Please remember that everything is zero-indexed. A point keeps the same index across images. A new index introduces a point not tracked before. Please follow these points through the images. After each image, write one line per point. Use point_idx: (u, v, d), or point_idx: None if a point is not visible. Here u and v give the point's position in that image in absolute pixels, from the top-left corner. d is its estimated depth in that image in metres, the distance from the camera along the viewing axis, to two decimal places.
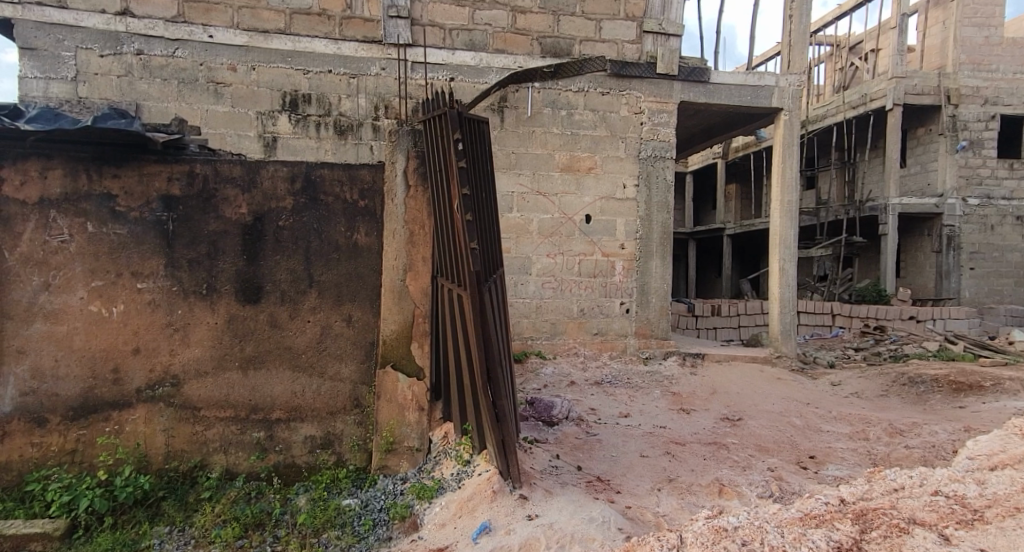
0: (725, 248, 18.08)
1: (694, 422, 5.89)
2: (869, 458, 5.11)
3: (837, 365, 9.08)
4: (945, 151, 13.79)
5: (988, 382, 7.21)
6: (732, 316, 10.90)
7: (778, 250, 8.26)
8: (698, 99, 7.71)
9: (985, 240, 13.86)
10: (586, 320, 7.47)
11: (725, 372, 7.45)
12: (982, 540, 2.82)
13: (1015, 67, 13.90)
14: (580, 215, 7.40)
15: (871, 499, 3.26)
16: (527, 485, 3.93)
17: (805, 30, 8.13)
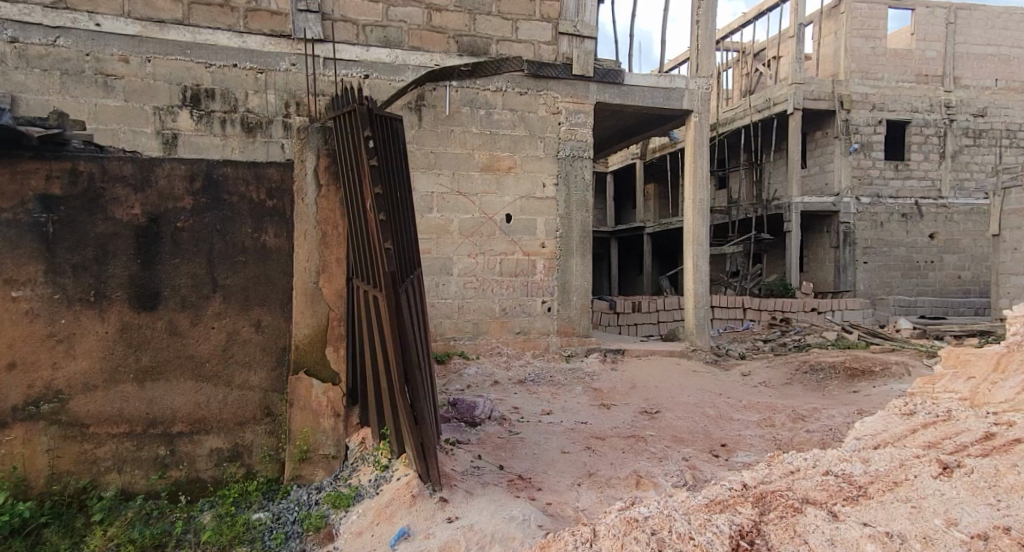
0: (645, 247, 18.59)
1: (614, 416, 5.98)
2: (777, 444, 5.31)
3: (748, 356, 9.42)
4: (840, 153, 14.63)
5: (878, 367, 7.69)
6: (652, 312, 11.18)
7: (692, 248, 8.49)
8: (614, 100, 7.87)
9: (876, 236, 14.74)
10: (508, 319, 7.46)
11: (643, 366, 7.60)
12: (865, 514, 2.80)
13: (897, 76, 14.91)
14: (500, 214, 7.38)
15: (769, 483, 3.22)
16: (447, 487, 3.87)
17: (711, 35, 8.40)
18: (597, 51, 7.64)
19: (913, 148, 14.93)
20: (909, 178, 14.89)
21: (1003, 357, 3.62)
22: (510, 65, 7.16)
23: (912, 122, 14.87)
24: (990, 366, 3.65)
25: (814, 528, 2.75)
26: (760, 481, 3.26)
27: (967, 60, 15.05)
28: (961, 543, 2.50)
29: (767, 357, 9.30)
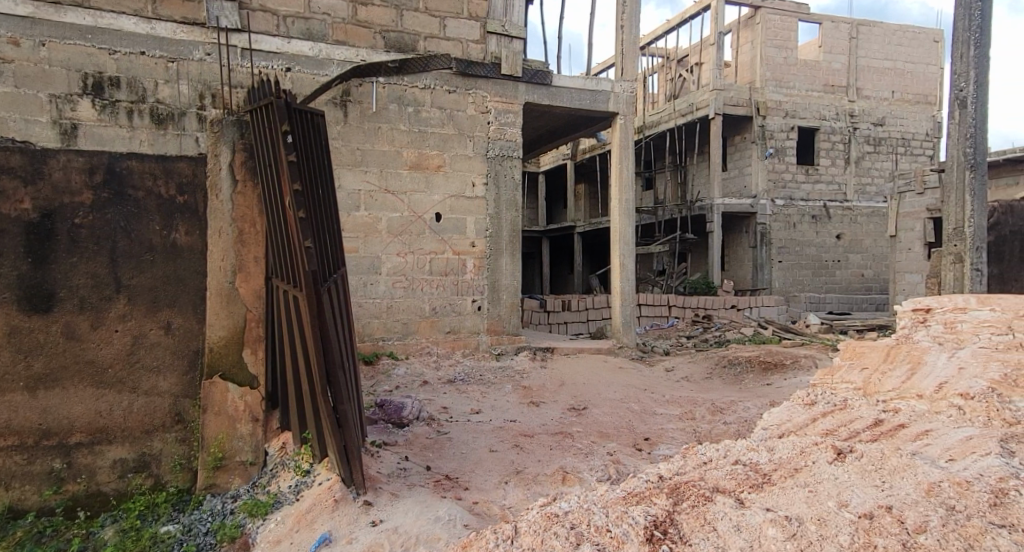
0: (576, 247, 18.86)
1: (542, 414, 6.04)
2: (697, 436, 5.47)
3: (672, 352, 9.69)
4: (756, 157, 15.22)
5: (789, 360, 8.08)
6: (581, 310, 11.34)
7: (618, 247, 8.66)
8: (542, 100, 7.98)
9: (789, 237, 15.42)
10: (437, 319, 7.39)
11: (571, 364, 7.70)
12: (771, 499, 2.67)
13: (807, 85, 15.59)
14: (429, 213, 7.31)
15: (684, 473, 3.07)
16: (371, 491, 3.80)
17: (635, 40, 8.59)
18: (524, 52, 7.75)
19: (822, 154, 15.73)
20: (818, 181, 15.66)
21: (893, 349, 3.84)
22: (438, 63, 6.81)
23: (821, 130, 15.67)
24: (882, 357, 3.83)
25: (721, 517, 2.57)
26: (675, 474, 3.09)
27: (868, 73, 15.92)
28: (851, 525, 2.36)
29: (690, 353, 9.59)
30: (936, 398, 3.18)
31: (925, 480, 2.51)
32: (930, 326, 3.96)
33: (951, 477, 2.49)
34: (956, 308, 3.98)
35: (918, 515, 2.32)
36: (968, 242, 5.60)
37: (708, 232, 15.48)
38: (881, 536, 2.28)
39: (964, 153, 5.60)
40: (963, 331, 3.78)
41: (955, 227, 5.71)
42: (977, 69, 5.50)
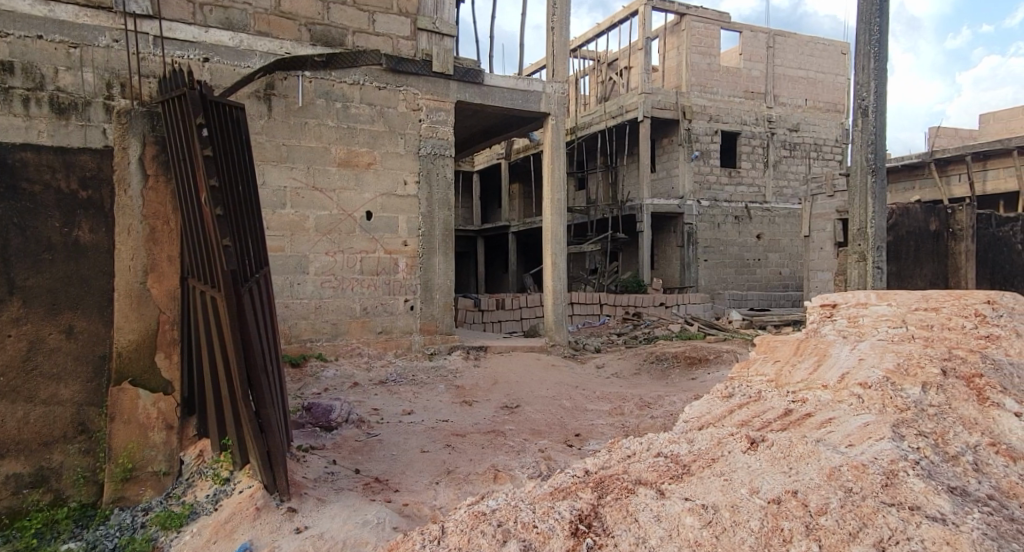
0: (510, 246, 18.94)
1: (475, 413, 6.03)
2: (626, 430, 5.59)
3: (602, 349, 9.86)
4: (683, 159, 15.63)
5: (712, 355, 8.36)
6: (515, 309, 11.40)
7: (550, 246, 8.72)
8: (474, 99, 7.98)
9: (714, 237, 15.93)
10: (369, 319, 7.26)
11: (505, 362, 7.72)
12: (693, 489, 2.71)
13: (729, 91, 16.12)
14: (360, 212, 7.20)
15: (608, 468, 3.03)
16: (296, 497, 3.68)
17: (566, 42, 8.70)
18: (455, 50, 7.74)
19: (744, 157, 16.31)
20: (740, 183, 16.23)
21: (802, 343, 4.02)
22: (368, 58, 7.04)
23: (742, 134, 16.25)
24: (792, 351, 4.00)
25: (642, 509, 2.59)
26: (600, 467, 3.04)
27: (784, 81, 16.60)
28: (761, 510, 2.44)
29: (620, 350, 9.78)
30: (838, 388, 3.32)
31: (828, 465, 2.63)
32: (835, 321, 4.18)
33: (850, 462, 2.62)
34: (859, 304, 4.22)
35: (820, 498, 2.44)
36: (871, 241, 5.94)
37: (638, 232, 15.81)
38: (787, 519, 2.38)
39: (866, 158, 5.92)
40: (865, 326, 4.00)
41: (859, 227, 6.02)
42: (877, 81, 5.83)
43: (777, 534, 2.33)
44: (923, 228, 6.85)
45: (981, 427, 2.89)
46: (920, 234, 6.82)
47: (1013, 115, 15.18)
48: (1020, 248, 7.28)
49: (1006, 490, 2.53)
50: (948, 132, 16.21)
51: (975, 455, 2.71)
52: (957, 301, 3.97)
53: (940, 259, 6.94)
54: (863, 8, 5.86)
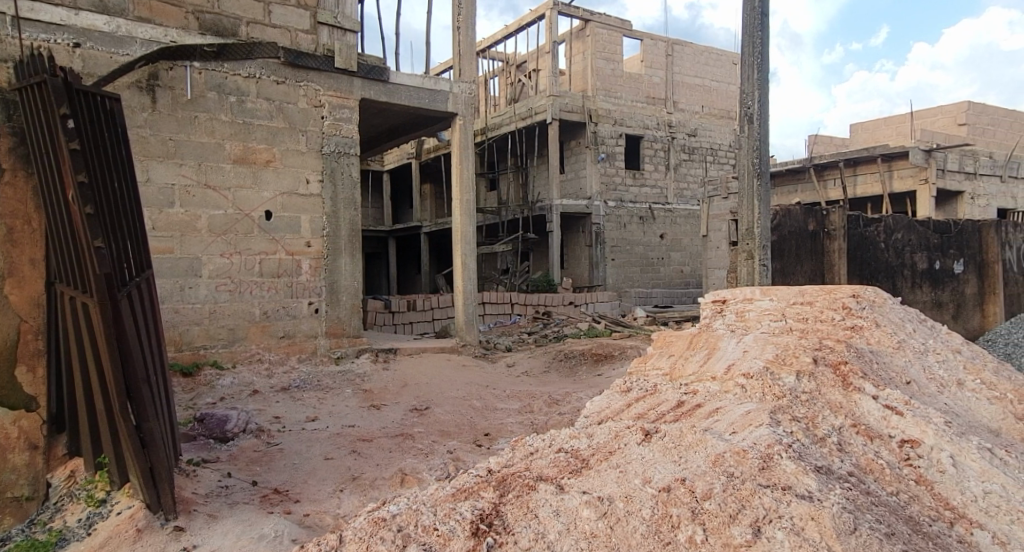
0: (422, 246, 18.77)
1: (383, 417, 5.91)
2: (535, 428, 5.63)
3: (513, 348, 9.92)
4: (590, 161, 15.96)
5: (618, 352, 8.58)
6: (426, 310, 11.26)
7: (460, 247, 8.67)
8: (380, 96, 7.86)
9: (620, 237, 16.35)
10: (269, 323, 6.97)
11: (415, 363, 7.60)
12: (594, 482, 2.72)
13: (633, 96, 16.60)
14: (258, 211, 6.92)
15: (511, 465, 2.97)
16: (185, 515, 3.47)
17: (472, 42, 8.68)
18: (358, 45, 7.59)
19: (647, 160, 16.82)
20: (644, 185, 16.71)
21: (696, 337, 4.17)
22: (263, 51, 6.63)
23: (645, 138, 16.74)
24: (687, 344, 4.15)
25: (542, 505, 2.56)
26: (504, 465, 2.98)
27: (681, 88, 17.27)
28: (652, 499, 2.50)
29: (530, 349, 9.86)
30: (726, 378, 3.47)
31: (713, 452, 2.73)
32: (725, 316, 4.37)
33: (732, 448, 2.73)
34: (746, 300, 4.44)
35: (705, 483, 2.53)
36: (757, 240, 6.25)
37: (548, 232, 16.01)
38: (676, 506, 2.45)
39: (752, 162, 6.22)
40: (752, 320, 4.20)
41: (747, 228, 6.33)
42: (761, 90, 6.15)
43: (666, 521, 2.40)
44: (803, 229, 7.27)
45: (845, 410, 3.09)
46: (800, 234, 7.24)
47: (878, 125, 16.42)
48: (884, 247, 7.85)
49: (866, 467, 2.73)
50: (825, 139, 17.33)
51: (840, 436, 2.89)
52: (829, 296, 4.25)
53: (817, 257, 7.38)
54: (747, 21, 6.19)
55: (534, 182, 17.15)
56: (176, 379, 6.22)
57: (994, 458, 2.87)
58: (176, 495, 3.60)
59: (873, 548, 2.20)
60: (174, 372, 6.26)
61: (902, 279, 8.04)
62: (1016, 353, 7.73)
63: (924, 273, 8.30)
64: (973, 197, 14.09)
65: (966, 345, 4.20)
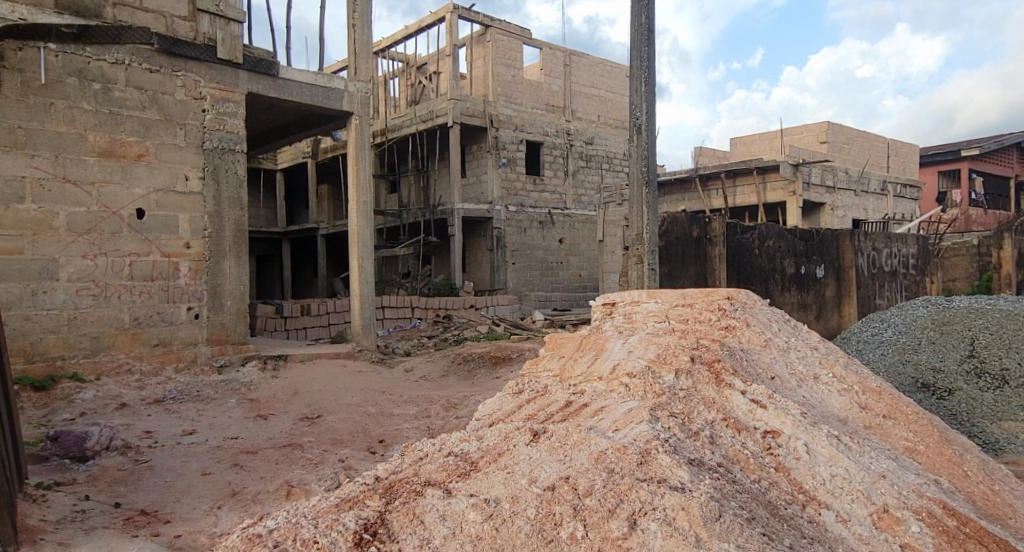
0: (319, 248, 18.33)
1: (270, 427, 5.74)
2: (429, 433, 5.63)
3: (413, 353, 9.86)
4: (492, 166, 16.10)
5: (516, 354, 8.73)
6: (321, 315, 10.98)
7: (357, 250, 8.52)
8: (268, 92, 7.68)
9: (521, 241, 16.58)
10: (141, 330, 6.60)
11: (307, 370, 7.40)
12: (480, 484, 2.76)
13: (532, 103, 16.88)
14: (129, 209, 6.56)
15: (400, 472, 2.97)
16: (27, 542, 3.25)
17: (368, 41, 8.59)
18: (243, 36, 7.38)
19: (546, 166, 17.15)
20: (544, 191, 17.02)
21: (585, 339, 4.31)
22: (131, 34, 6.55)
23: (544, 145, 17.07)
24: (575, 347, 4.29)
25: (429, 509, 2.59)
26: (391, 472, 2.98)
27: (578, 98, 17.75)
28: (538, 498, 2.58)
29: (429, 353, 9.83)
30: (611, 378, 3.61)
31: (596, 449, 2.85)
32: (613, 317, 4.56)
33: (613, 444, 2.85)
34: (633, 302, 4.66)
35: (587, 481, 2.64)
36: (646, 246, 6.54)
37: (449, 236, 15.98)
38: (559, 504, 2.54)
39: (641, 171, 6.49)
40: (638, 321, 4.41)
41: (637, 234, 6.60)
42: (648, 102, 6.45)
43: (550, 518, 2.49)
44: (687, 235, 7.67)
45: (717, 405, 3.31)
46: (684, 240, 7.62)
47: (754, 140, 17.49)
48: (758, 253, 8.39)
49: (733, 457, 2.94)
50: (710, 152, 18.28)
51: (712, 429, 3.09)
52: (707, 298, 4.51)
53: (700, 262, 7.80)
54: (635, 37, 6.47)
55: (435, 185, 17.11)
56: (26, 395, 5.76)
57: (842, 444, 3.16)
58: (19, 524, 3.37)
59: (735, 533, 2.37)
60: (23, 387, 5.79)
61: (773, 282, 8.62)
62: (867, 349, 8.47)
63: (792, 277, 8.93)
64: (833, 208, 15.44)
65: (822, 342, 4.58)
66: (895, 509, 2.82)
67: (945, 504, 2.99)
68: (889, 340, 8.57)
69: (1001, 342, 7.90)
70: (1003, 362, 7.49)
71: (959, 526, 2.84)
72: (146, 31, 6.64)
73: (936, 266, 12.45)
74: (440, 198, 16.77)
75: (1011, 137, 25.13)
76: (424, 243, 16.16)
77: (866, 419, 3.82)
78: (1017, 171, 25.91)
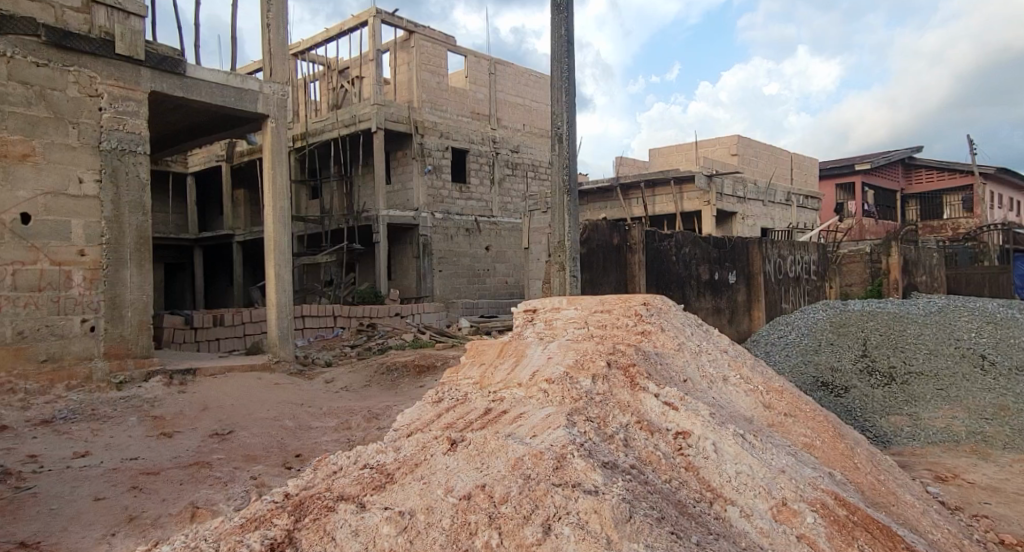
0: (236, 256, 17.72)
1: (176, 445, 5.47)
2: (348, 445, 5.51)
3: (333, 363, 9.65)
4: (417, 173, 15.97)
5: (439, 363, 8.68)
6: (236, 325, 10.59)
7: (273, 257, 8.27)
8: (174, 91, 7.41)
9: (447, 248, 16.51)
10: (28, 345, 6.18)
11: (220, 383, 7.12)
12: (395, 497, 2.71)
13: (458, 110, 16.86)
14: (12, 214, 6.17)
15: (312, 487, 2.89)
16: None
17: (283, 42, 8.39)
18: (144, 32, 7.08)
19: (472, 173, 17.16)
20: (470, 198, 17.02)
21: (505, 346, 4.33)
22: (15, 24, 6.17)
23: (470, 152, 17.08)
24: (496, 353, 4.29)
25: (341, 525, 2.53)
26: (302, 489, 2.90)
27: (503, 106, 17.87)
28: (452, 508, 2.57)
29: (351, 363, 9.65)
30: (530, 385, 3.63)
31: (512, 456, 2.85)
32: (534, 324, 4.61)
33: (530, 450, 2.87)
34: (553, 309, 4.72)
35: (503, 488, 2.64)
36: (568, 254, 6.63)
37: (374, 243, 15.75)
38: (475, 513, 2.53)
39: (562, 179, 6.57)
40: (558, 327, 4.47)
41: (558, 241, 6.68)
42: (568, 112, 6.55)
43: (465, 528, 2.47)
44: (608, 243, 7.79)
45: (632, 408, 3.38)
46: (606, 247, 7.75)
47: (671, 151, 18.03)
48: (675, 260, 8.64)
49: (646, 459, 3.00)
50: (630, 162, 18.74)
51: (626, 432, 3.15)
52: (623, 304, 4.60)
53: (621, 269, 7.96)
54: (555, 48, 6.58)
55: (359, 191, 16.84)
56: None
57: (746, 443, 3.29)
58: None
59: (644, 533, 2.42)
60: None
61: (689, 289, 8.89)
62: (774, 351, 8.87)
63: (706, 284, 9.23)
64: (744, 217, 16.12)
65: (731, 345, 4.76)
66: (792, 501, 2.97)
67: (836, 495, 3.19)
68: (792, 341, 8.98)
69: (889, 344, 8.48)
70: (890, 362, 8.04)
71: (848, 514, 3.04)
72: (32, 21, 6.28)
73: (835, 272, 13.17)
74: (363, 205, 16.53)
75: (898, 154, 27.01)
76: (347, 250, 15.86)
77: (769, 418, 4.00)
78: (902, 186, 27.91)
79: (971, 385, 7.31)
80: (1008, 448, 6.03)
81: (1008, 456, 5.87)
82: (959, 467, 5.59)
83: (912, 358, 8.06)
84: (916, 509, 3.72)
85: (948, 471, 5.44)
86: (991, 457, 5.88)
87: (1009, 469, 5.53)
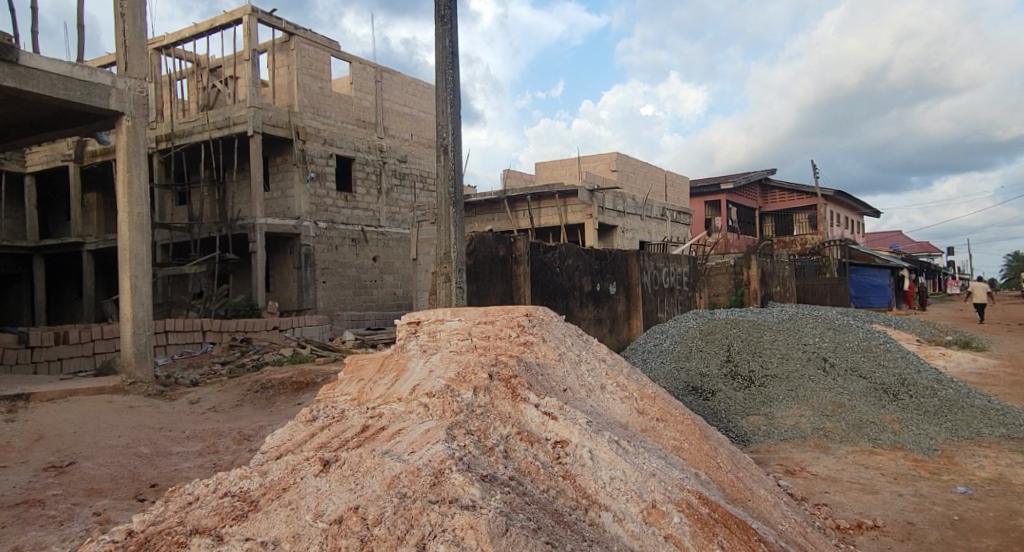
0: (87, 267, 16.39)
1: (1, 482, 4.89)
2: (211, 471, 5.14)
3: (200, 381, 9.03)
4: (298, 180, 15.38)
5: (319, 379, 8.31)
6: (84, 343, 9.70)
7: (128, 267, 7.64)
8: (6, 80, 6.75)
9: (331, 258, 15.99)
10: None
11: (64, 409, 6.48)
12: (255, 527, 2.52)
13: (341, 117, 16.40)
14: None
15: (160, 523, 2.64)
16: None
17: (141, 34, 7.82)
18: None
19: (358, 182, 16.73)
20: (356, 207, 16.57)
21: (384, 361, 4.17)
22: None
23: (356, 161, 16.66)
24: (375, 369, 4.13)
25: None
26: (149, 524, 2.64)
27: (389, 115, 17.56)
28: (321, 534, 2.40)
29: (221, 381, 9.07)
30: (409, 399, 3.50)
31: (388, 474, 2.71)
32: (417, 336, 4.48)
33: (407, 467, 2.73)
34: (436, 320, 4.61)
35: (376, 509, 2.50)
36: (453, 265, 6.53)
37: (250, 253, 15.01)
38: (345, 537, 2.38)
39: (448, 192, 6.49)
40: (441, 339, 4.36)
41: (443, 253, 6.58)
42: (454, 123, 6.48)
43: None
44: (494, 254, 7.74)
45: (512, 419, 3.33)
46: (491, 258, 7.70)
47: (555, 165, 18.39)
48: (558, 271, 8.76)
49: (524, 469, 2.96)
50: (515, 175, 18.94)
51: (505, 444, 3.10)
52: (506, 315, 4.57)
53: (506, 280, 7.95)
54: (439, 58, 6.52)
55: (233, 198, 16.01)
56: None
57: (620, 448, 3.32)
58: None
59: (520, 545, 2.36)
60: None
61: (572, 299, 9.03)
62: (650, 359, 9.19)
63: (588, 294, 9.41)
64: (623, 231, 16.67)
65: (609, 354, 4.83)
66: (661, 503, 3.02)
67: (700, 494, 3.28)
68: (665, 349, 9.33)
69: (749, 349, 8.95)
70: (750, 366, 8.48)
71: (709, 512, 3.13)
72: None
73: (704, 282, 13.86)
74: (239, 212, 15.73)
75: (758, 174, 28.99)
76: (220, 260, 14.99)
77: (642, 423, 4.07)
78: (760, 204, 29.93)
79: (816, 384, 7.82)
80: (843, 441, 6.52)
81: (843, 448, 6.36)
82: (804, 461, 5.98)
83: (768, 362, 8.55)
84: (768, 502, 3.92)
85: (796, 465, 5.80)
86: (831, 450, 6.34)
87: (845, 460, 5.98)
